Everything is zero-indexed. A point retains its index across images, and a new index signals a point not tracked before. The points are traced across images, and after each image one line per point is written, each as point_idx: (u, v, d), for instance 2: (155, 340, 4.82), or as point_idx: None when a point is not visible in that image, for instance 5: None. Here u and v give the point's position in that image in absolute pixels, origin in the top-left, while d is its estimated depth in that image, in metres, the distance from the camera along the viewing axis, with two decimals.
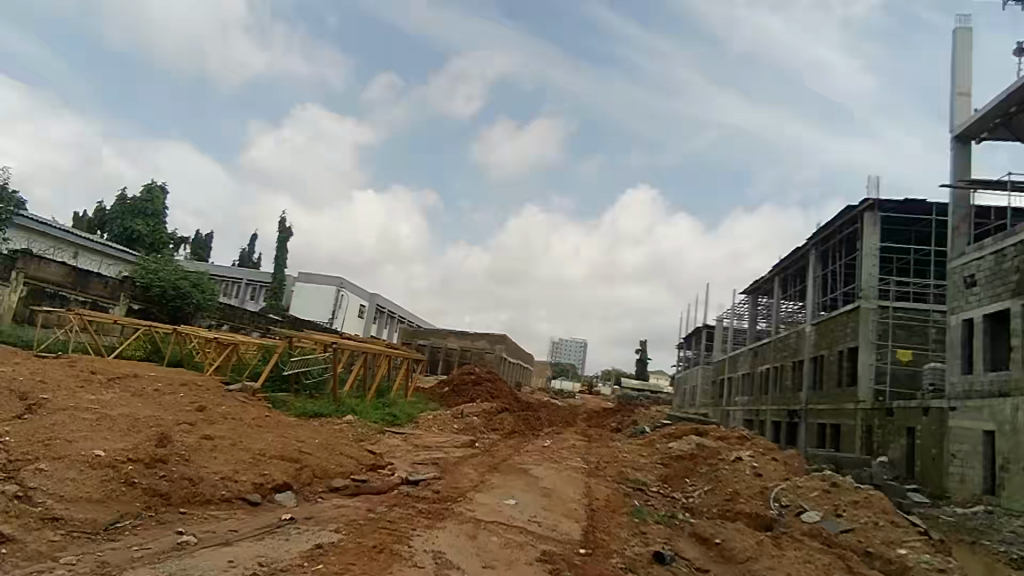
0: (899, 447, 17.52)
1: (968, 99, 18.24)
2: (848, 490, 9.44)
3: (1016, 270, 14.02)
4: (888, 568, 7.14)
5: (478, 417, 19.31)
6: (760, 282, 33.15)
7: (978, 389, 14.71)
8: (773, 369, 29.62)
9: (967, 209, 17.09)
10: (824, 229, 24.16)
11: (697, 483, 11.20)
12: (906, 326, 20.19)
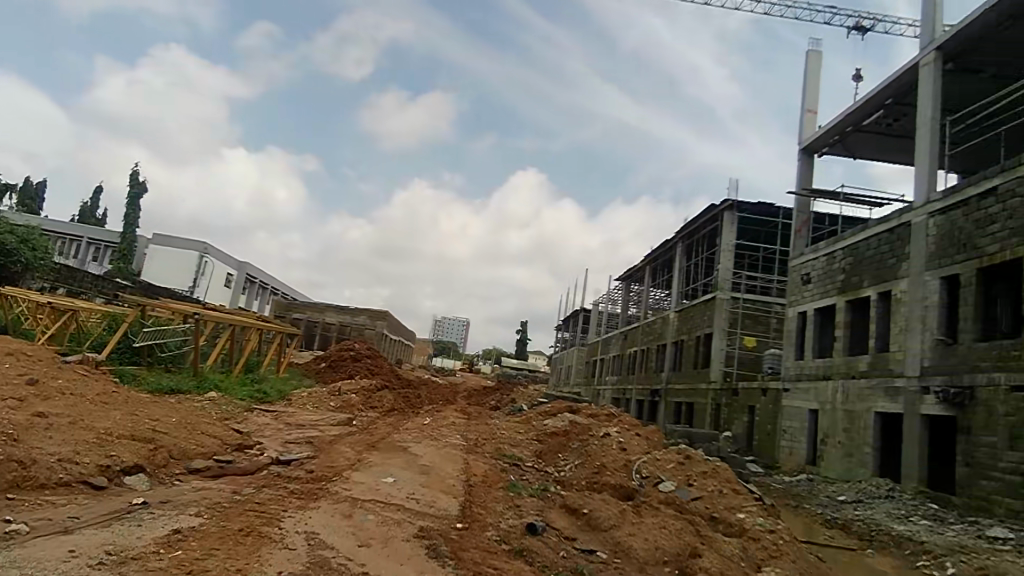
0: (742, 423, 19.79)
1: (814, 116, 20.61)
2: (699, 461, 10.41)
3: (842, 270, 16.21)
4: (729, 531, 7.97)
5: (357, 395, 18.83)
6: (633, 270, 35.34)
7: (806, 373, 16.90)
8: (640, 352, 31.90)
9: (808, 214, 19.40)
10: (690, 225, 26.28)
11: (569, 458, 11.78)
12: (753, 315, 22.68)
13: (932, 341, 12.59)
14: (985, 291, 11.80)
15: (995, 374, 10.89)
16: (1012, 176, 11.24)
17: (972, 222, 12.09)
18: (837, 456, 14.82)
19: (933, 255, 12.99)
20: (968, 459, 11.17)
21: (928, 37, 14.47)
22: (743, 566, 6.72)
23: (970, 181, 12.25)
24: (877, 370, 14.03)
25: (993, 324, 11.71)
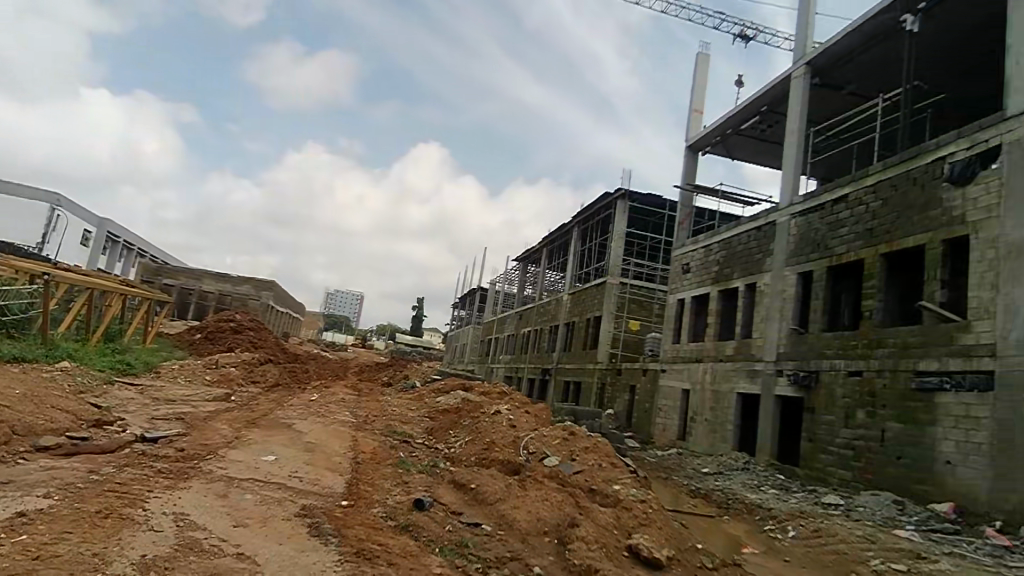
0: (623, 401, 21.07)
1: (700, 116, 22.01)
2: (581, 437, 10.93)
3: (717, 262, 17.61)
4: (605, 501, 8.47)
5: (237, 368, 17.72)
6: (530, 252, 36.08)
7: (682, 356, 18.24)
8: (533, 332, 32.79)
9: (691, 208, 20.78)
10: (586, 210, 27.25)
11: (459, 435, 11.92)
12: (638, 300, 24.07)
13: (788, 330, 14.08)
14: (832, 286, 13.36)
15: (836, 360, 12.42)
16: (860, 185, 12.73)
17: (826, 225, 13.58)
18: (704, 432, 16.23)
19: (793, 253, 14.46)
20: (810, 435, 12.70)
21: (800, 52, 15.95)
22: (617, 533, 7.16)
23: (826, 188, 13.73)
24: (741, 354, 15.47)
25: (837, 316, 13.32)
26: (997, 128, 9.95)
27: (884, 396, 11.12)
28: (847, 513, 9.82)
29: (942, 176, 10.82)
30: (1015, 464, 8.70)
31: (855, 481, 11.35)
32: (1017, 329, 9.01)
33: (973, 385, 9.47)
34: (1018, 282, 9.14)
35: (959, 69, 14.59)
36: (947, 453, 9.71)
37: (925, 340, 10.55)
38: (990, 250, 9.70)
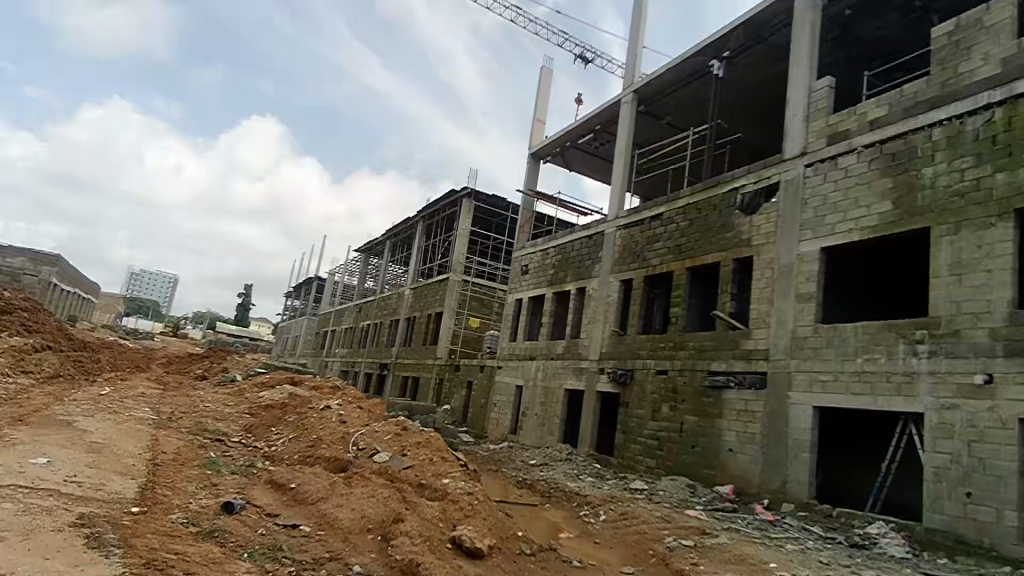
0: (459, 397, 21.43)
1: (543, 126, 23.18)
2: (414, 432, 10.87)
3: (552, 266, 18.69)
4: (433, 495, 8.47)
5: (2, 357, 14.79)
6: (373, 243, 35.11)
7: (516, 353, 19.02)
8: (372, 326, 31.95)
9: (531, 213, 21.75)
10: (431, 206, 27.23)
11: (282, 432, 11.21)
12: (479, 298, 24.67)
13: (610, 331, 15.37)
14: (648, 293, 14.86)
15: (648, 360, 13.86)
16: (672, 206, 14.35)
17: (644, 238, 15.08)
18: (533, 426, 17.11)
19: (617, 261, 15.83)
20: (624, 427, 14.01)
21: (630, 79, 17.54)
22: (441, 526, 7.23)
23: (645, 205, 15.25)
24: (569, 353, 16.57)
25: (650, 321, 14.83)
26: (776, 168, 11.84)
27: (684, 392, 12.65)
28: (650, 496, 11.01)
29: (735, 204, 12.61)
30: (777, 450, 10.42)
31: (658, 468, 12.74)
32: (784, 338, 10.81)
33: (751, 383, 11.17)
34: (786, 298, 10.96)
35: (754, 114, 17.10)
36: (730, 442, 11.33)
37: (717, 344, 12.19)
38: (768, 270, 11.50)
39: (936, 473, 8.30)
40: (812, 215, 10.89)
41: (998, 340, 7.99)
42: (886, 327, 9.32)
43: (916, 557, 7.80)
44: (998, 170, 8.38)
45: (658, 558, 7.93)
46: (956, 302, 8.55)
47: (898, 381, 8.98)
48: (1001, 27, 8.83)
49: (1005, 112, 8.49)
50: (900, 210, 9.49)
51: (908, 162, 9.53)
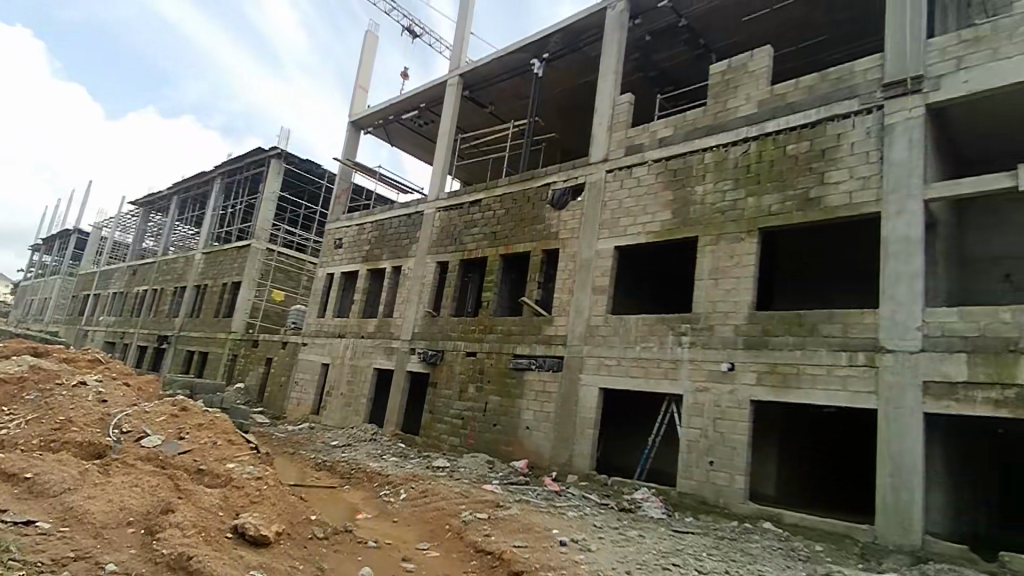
0: (255, 374, 19.81)
1: (364, 94, 22.20)
2: (195, 413, 9.73)
3: (367, 241, 18.10)
4: (214, 481, 7.65)
5: None
6: (155, 197, 30.54)
7: (324, 330, 18.08)
8: (151, 292, 27.87)
9: (347, 184, 20.76)
10: (232, 162, 24.55)
11: (16, 413, 9.21)
12: (285, 271, 23.13)
13: (423, 312, 15.39)
14: (462, 277, 15.14)
15: (458, 341, 14.18)
16: (490, 194, 14.82)
17: (462, 222, 15.35)
18: (337, 406, 16.50)
19: (433, 243, 15.89)
20: (430, 407, 14.20)
21: (457, 62, 17.64)
22: (222, 515, 6.59)
23: (464, 190, 15.53)
24: (381, 332, 16.24)
25: (462, 304, 15.14)
26: (583, 170, 12.88)
27: (490, 373, 13.22)
28: (451, 473, 11.31)
29: (547, 198, 13.43)
30: (567, 427, 11.41)
31: (460, 446, 13.15)
32: (580, 326, 11.84)
33: (550, 366, 12.05)
34: (584, 289, 12.01)
35: (568, 117, 18.34)
36: (527, 420, 12.13)
37: (522, 329, 12.91)
38: (570, 263, 12.48)
39: (689, 445, 9.81)
40: (609, 217, 12.06)
41: (741, 335, 9.67)
42: (660, 320, 10.71)
43: (669, 517, 9.17)
44: (750, 194, 10.08)
45: (453, 532, 8.19)
46: (713, 302, 10.14)
47: (666, 366, 10.41)
48: (759, 74, 10.62)
49: (757, 146, 10.23)
50: (678, 219, 10.94)
51: (687, 178, 11.01)
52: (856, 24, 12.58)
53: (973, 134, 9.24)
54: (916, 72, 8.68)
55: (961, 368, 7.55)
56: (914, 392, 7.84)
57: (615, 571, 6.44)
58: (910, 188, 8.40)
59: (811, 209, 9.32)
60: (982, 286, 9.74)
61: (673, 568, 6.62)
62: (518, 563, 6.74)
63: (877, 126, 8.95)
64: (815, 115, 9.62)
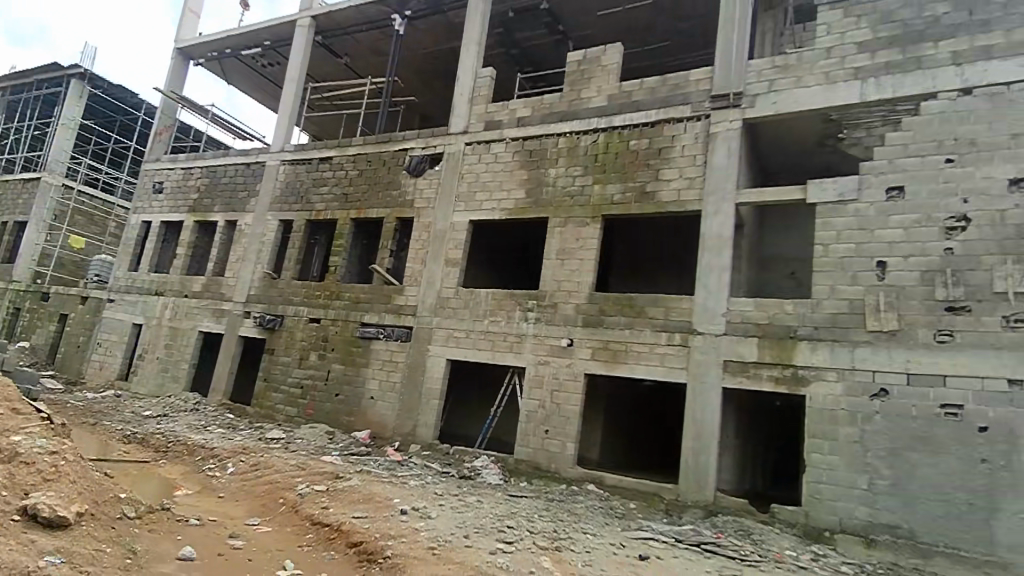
0: (45, 333, 16.91)
1: (195, 20, 19.51)
2: None
3: (196, 189, 16.15)
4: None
5: None
6: None
7: (136, 286, 15.88)
8: None
9: (172, 121, 18.25)
10: (16, 75, 20.24)
11: None
12: (87, 214, 19.87)
13: (260, 273, 14.20)
14: (308, 238, 14.23)
15: (300, 307, 13.36)
16: (341, 152, 14.02)
17: (309, 179, 14.34)
18: (151, 371, 14.71)
19: (275, 198, 14.67)
20: (265, 375, 13.30)
21: (309, 3, 16.20)
22: (7, 495, 5.57)
23: (312, 145, 14.52)
24: (208, 292, 14.69)
25: (307, 267, 14.25)
26: (441, 139, 12.72)
27: (334, 341, 12.68)
28: (286, 445, 10.74)
29: (403, 164, 13.06)
30: (412, 397, 11.41)
31: (297, 416, 12.51)
32: (431, 297, 11.81)
33: (398, 337, 11.89)
34: (437, 260, 11.96)
35: (427, 81, 17.85)
36: (372, 390, 11.88)
37: (371, 297, 12.54)
38: (424, 233, 12.34)
39: (528, 415, 10.37)
40: (466, 189, 12.10)
41: (581, 313, 10.38)
42: (509, 296, 11.07)
43: (506, 482, 9.67)
44: (597, 183, 10.77)
45: (287, 506, 7.82)
46: (558, 281, 10.73)
47: (512, 340, 10.84)
48: (611, 69, 11.24)
49: (605, 138, 10.91)
50: (531, 199, 11.33)
51: (541, 160, 11.41)
52: (694, 35, 13.80)
53: (778, 151, 10.72)
54: (738, 88, 9.80)
55: (753, 350, 8.90)
56: (717, 370, 9.08)
57: (453, 536, 6.64)
58: (725, 193, 9.57)
59: (647, 202, 10.20)
60: (773, 281, 11.50)
61: (507, 530, 7.01)
62: (356, 534, 6.64)
63: (704, 133, 10.00)
64: (655, 115, 10.48)
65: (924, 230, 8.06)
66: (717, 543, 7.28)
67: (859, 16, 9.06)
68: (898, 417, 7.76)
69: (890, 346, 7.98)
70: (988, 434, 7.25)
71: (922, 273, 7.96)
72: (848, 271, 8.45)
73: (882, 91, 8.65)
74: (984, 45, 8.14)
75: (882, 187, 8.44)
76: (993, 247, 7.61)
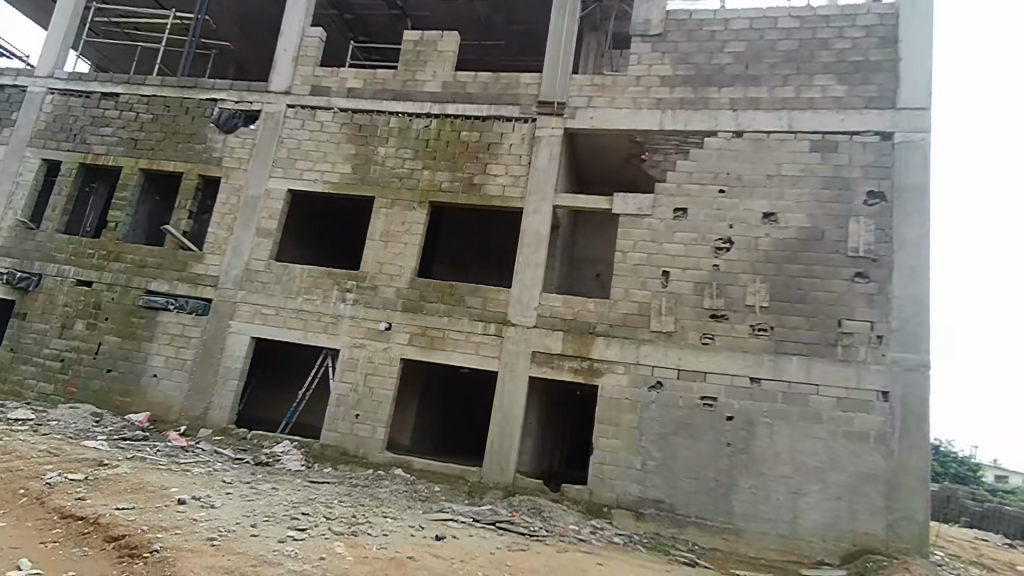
0: None
1: None
2: None
3: None
4: None
5: None
6: None
7: None
8: None
9: None
10: None
11: None
12: None
13: (12, 222, 11.71)
14: (83, 186, 12.09)
15: (66, 266, 11.30)
16: (131, 91, 12.10)
17: (87, 117, 12.14)
18: None
19: (39, 134, 12.19)
20: (12, 344, 11.09)
21: None
22: None
23: (95, 77, 12.31)
24: None
25: (79, 221, 12.12)
26: (259, 96, 11.64)
27: (109, 309, 10.97)
28: (36, 427, 9.04)
29: (210, 117, 11.71)
30: (205, 377, 10.35)
31: (54, 395, 10.60)
32: (235, 268, 10.79)
33: (192, 309, 10.68)
34: (245, 228, 10.96)
35: (247, 29, 16.16)
36: (155, 367, 10.53)
37: (161, 263, 11.06)
38: (233, 197, 11.22)
39: (339, 398, 10.02)
40: (285, 155, 11.25)
41: (400, 298, 10.29)
42: (326, 274, 10.56)
43: (307, 468, 9.25)
44: (425, 168, 10.74)
45: (29, 498, 6.56)
46: (380, 263, 10.50)
47: (326, 320, 10.38)
48: (446, 56, 11.22)
49: (437, 125, 10.91)
50: (356, 175, 10.91)
51: (371, 137, 11.04)
52: (527, 37, 14.34)
53: (592, 162, 11.69)
54: (562, 98, 10.45)
55: (557, 343, 9.62)
56: (525, 359, 9.66)
57: (238, 526, 6.17)
58: (544, 194, 10.18)
59: (473, 193, 10.44)
60: (581, 281, 12.59)
61: (301, 517, 6.72)
62: (119, 527, 5.83)
63: (530, 135, 10.52)
64: (486, 110, 10.75)
65: (700, 248, 9.40)
66: (510, 522, 7.75)
67: (664, 53, 10.21)
68: (668, 407, 8.99)
69: (666, 345, 9.20)
70: (732, 421, 8.73)
71: (695, 284, 9.29)
72: (640, 278, 9.53)
73: (677, 123, 9.88)
74: (753, 97, 9.71)
75: (671, 207, 9.65)
76: (747, 268, 9.15)
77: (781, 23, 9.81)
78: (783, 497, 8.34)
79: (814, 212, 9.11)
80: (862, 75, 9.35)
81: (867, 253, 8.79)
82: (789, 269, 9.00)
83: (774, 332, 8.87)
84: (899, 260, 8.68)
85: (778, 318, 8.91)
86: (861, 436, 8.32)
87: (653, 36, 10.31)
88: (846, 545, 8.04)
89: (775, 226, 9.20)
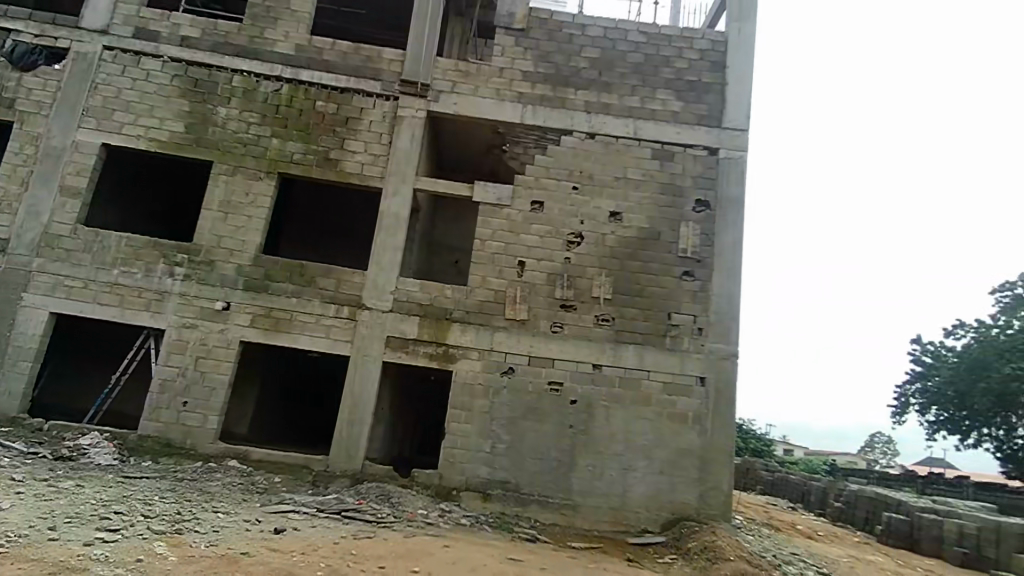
0: None
1: None
2: None
3: None
4: None
5: None
6: None
7: None
8: None
9: None
10: None
11: None
12: None
13: None
14: None
15: None
16: None
17: None
18: None
19: None
20: None
21: None
22: None
23: None
24: None
25: None
26: (66, 32, 9.94)
27: None
28: None
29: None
30: None
31: None
32: (31, 231, 9.14)
33: None
34: (46, 185, 9.31)
35: None
36: None
37: None
38: (30, 146, 9.47)
39: (162, 385, 8.97)
40: (101, 104, 9.72)
41: (240, 275, 9.44)
42: (151, 244, 9.36)
43: (121, 463, 8.16)
44: (275, 136, 9.95)
45: None
46: (218, 236, 9.54)
47: (149, 297, 9.20)
48: (300, 17, 10.41)
49: (288, 90, 10.14)
50: (190, 136, 9.77)
51: (210, 95, 9.95)
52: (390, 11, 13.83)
53: (454, 148, 11.66)
54: (426, 80, 10.27)
55: (413, 328, 9.50)
56: (378, 345, 9.41)
57: (30, 530, 5.26)
58: (404, 176, 9.95)
59: (328, 168, 9.89)
60: (440, 266, 12.55)
61: (113, 517, 5.92)
62: None
63: (392, 113, 10.21)
64: (344, 81, 10.21)
65: (553, 240, 9.85)
66: (356, 510, 7.54)
67: (526, 48, 10.48)
68: (518, 392, 9.33)
69: (519, 332, 9.53)
70: (575, 405, 9.32)
71: (548, 275, 9.72)
72: (496, 266, 9.74)
73: (536, 118, 10.21)
74: (605, 102, 10.35)
75: (529, 199, 9.98)
76: (594, 262, 9.78)
77: (631, 36, 10.55)
78: (615, 473, 9.09)
79: (652, 215, 9.98)
80: (697, 94, 10.42)
81: (694, 254, 9.84)
82: (630, 265, 9.78)
83: (615, 323, 9.60)
84: (719, 262, 9.84)
85: (619, 309, 9.65)
86: (682, 417, 9.34)
87: (516, 30, 10.53)
88: (666, 514, 8.98)
89: (620, 224, 9.93)
